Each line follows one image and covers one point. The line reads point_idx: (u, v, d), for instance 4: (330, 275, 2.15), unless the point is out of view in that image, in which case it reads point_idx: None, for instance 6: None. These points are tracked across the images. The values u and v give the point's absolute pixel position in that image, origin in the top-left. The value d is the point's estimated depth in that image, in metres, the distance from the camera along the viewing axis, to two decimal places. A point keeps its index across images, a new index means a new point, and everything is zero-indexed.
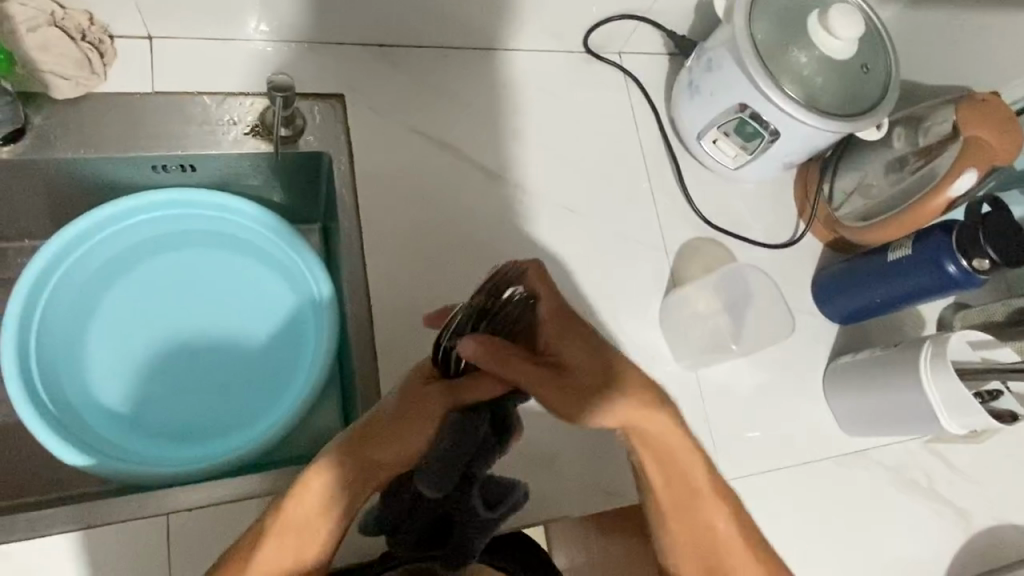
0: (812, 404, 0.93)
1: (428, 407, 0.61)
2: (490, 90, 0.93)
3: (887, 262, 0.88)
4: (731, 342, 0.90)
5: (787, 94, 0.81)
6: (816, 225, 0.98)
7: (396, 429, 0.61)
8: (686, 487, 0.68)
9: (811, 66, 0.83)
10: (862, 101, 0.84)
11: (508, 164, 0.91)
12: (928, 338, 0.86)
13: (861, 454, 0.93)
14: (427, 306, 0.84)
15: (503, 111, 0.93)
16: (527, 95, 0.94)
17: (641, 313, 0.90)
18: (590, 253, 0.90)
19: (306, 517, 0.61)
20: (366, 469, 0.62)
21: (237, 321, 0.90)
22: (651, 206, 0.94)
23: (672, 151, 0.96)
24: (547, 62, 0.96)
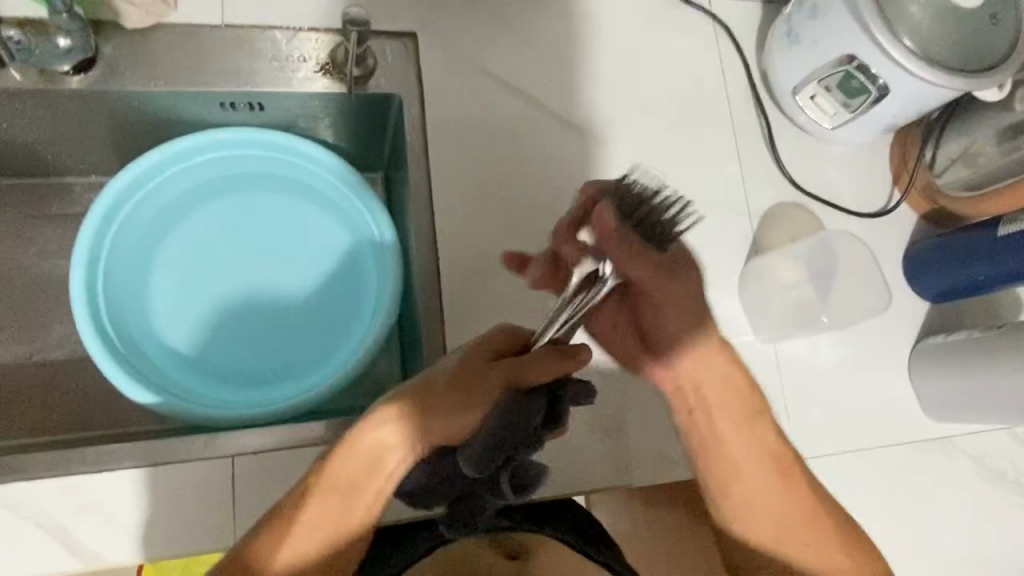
0: (895, 384, 0.87)
1: (488, 381, 0.57)
2: (570, 34, 0.88)
3: (998, 237, 0.80)
4: (821, 314, 0.85)
5: (903, 44, 0.73)
6: (912, 194, 0.91)
7: (453, 397, 0.57)
8: (750, 457, 0.63)
9: (935, 13, 0.74)
10: (989, 56, 0.75)
11: (584, 114, 0.86)
12: None
13: (945, 440, 0.87)
14: (496, 259, 0.81)
15: (582, 57, 0.87)
16: (609, 39, 0.88)
17: (719, 279, 0.85)
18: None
19: (354, 473, 0.59)
20: (417, 429, 0.58)
21: (299, 268, 0.88)
22: (735, 165, 0.89)
23: (760, 108, 0.90)
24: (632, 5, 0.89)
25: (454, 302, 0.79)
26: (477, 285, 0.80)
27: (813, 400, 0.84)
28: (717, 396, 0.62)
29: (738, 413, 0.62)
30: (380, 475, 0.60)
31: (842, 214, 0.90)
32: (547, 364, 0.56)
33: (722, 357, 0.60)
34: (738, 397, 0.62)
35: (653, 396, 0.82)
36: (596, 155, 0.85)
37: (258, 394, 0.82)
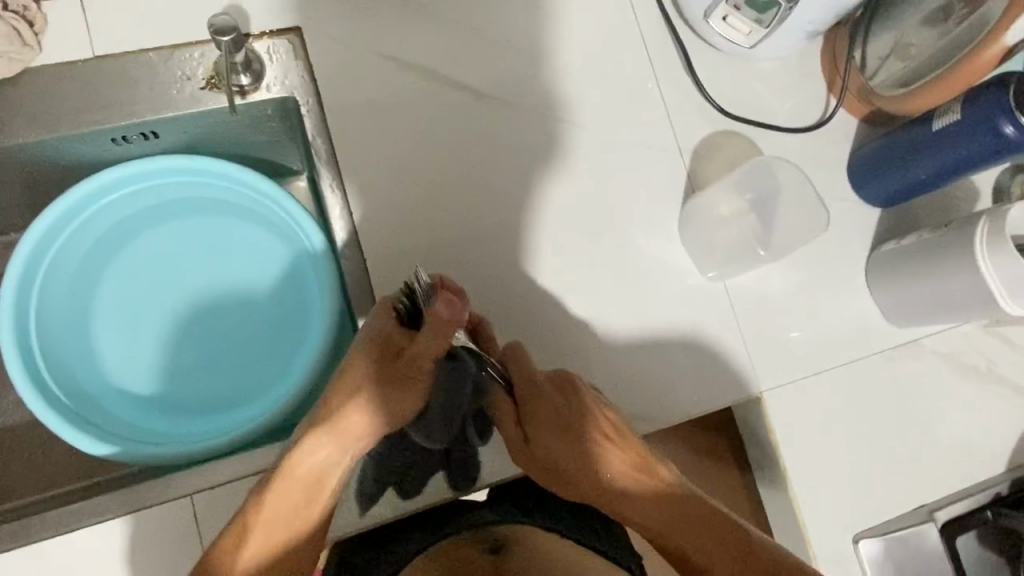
0: (854, 299, 0.86)
1: (411, 371, 0.65)
2: None
3: (931, 133, 0.76)
4: (759, 248, 0.82)
5: None
6: (848, 100, 0.87)
7: (389, 382, 0.66)
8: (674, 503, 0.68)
9: None
10: None
11: (493, 80, 0.83)
12: (985, 213, 0.75)
13: (911, 345, 0.86)
14: (427, 249, 0.79)
15: (481, 19, 0.83)
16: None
17: (658, 226, 0.83)
18: (598, 167, 0.83)
19: (298, 496, 0.65)
20: (347, 436, 0.66)
21: (260, 306, 0.87)
22: (659, 103, 0.85)
23: (677, 39, 0.86)
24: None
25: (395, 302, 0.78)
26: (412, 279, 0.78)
27: (771, 331, 0.83)
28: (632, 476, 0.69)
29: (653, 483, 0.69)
30: (322, 495, 0.67)
31: (777, 133, 0.87)
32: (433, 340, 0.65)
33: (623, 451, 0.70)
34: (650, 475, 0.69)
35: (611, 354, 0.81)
36: (513, 121, 0.82)
37: (220, 421, 0.82)
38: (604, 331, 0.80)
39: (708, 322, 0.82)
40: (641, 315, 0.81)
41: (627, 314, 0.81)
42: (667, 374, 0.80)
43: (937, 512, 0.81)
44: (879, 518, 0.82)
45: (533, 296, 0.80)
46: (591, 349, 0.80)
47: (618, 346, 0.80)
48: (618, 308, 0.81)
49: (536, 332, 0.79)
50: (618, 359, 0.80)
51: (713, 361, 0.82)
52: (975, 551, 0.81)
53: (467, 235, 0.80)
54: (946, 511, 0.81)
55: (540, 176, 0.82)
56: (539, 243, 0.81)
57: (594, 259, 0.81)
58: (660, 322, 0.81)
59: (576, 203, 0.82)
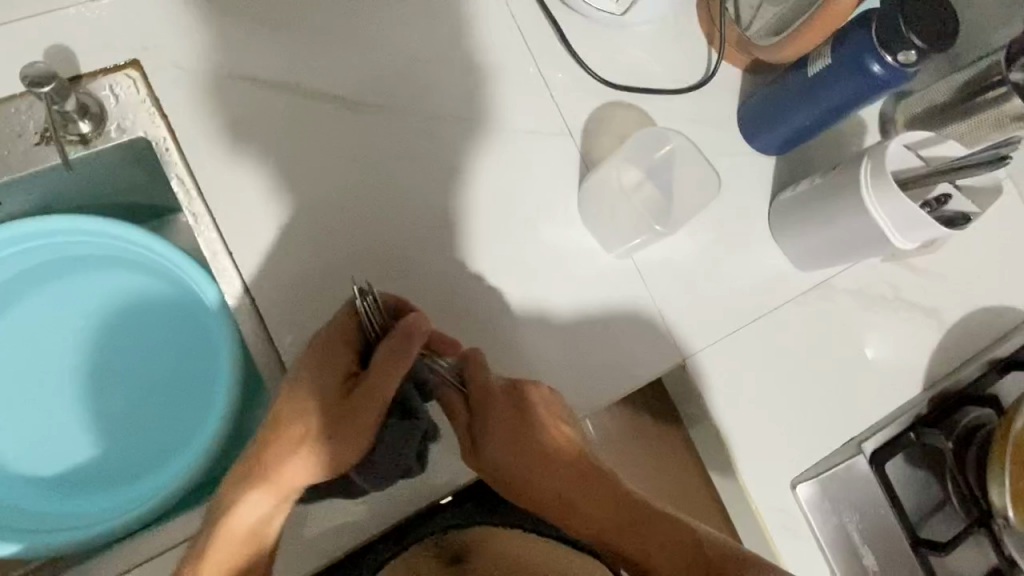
0: (762, 251, 0.86)
1: (361, 417, 0.61)
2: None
3: (808, 78, 0.75)
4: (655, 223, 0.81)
5: None
6: (729, 50, 0.86)
7: (336, 430, 0.61)
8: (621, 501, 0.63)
9: None
10: None
11: (365, 86, 0.78)
12: (864, 153, 0.74)
13: (822, 286, 0.88)
14: (326, 279, 0.74)
15: (342, 21, 0.78)
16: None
17: (558, 211, 0.82)
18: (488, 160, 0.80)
19: (240, 558, 0.62)
20: (282, 488, 0.61)
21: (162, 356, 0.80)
22: (542, 83, 0.83)
23: (548, 13, 0.83)
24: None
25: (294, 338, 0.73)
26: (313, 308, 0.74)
27: (686, 297, 0.83)
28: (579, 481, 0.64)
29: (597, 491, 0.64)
30: (263, 549, 0.63)
31: (663, 97, 0.86)
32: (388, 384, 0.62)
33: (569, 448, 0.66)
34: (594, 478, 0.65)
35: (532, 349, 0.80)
36: (393, 125, 0.78)
37: (136, 489, 0.78)
38: (521, 328, 0.79)
39: (623, 300, 0.82)
40: (555, 305, 0.80)
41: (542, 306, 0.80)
42: (590, 360, 0.80)
43: (864, 443, 0.84)
44: (813, 460, 0.84)
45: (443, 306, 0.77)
46: (511, 347, 0.78)
47: (537, 340, 0.79)
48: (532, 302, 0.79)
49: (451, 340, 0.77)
50: (539, 353, 0.79)
51: (634, 338, 0.81)
52: (906, 471, 0.85)
53: (365, 251, 0.76)
54: (873, 442, 0.84)
55: (432, 178, 0.79)
56: (440, 248, 0.78)
57: (500, 256, 0.79)
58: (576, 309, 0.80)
59: (472, 201, 0.79)
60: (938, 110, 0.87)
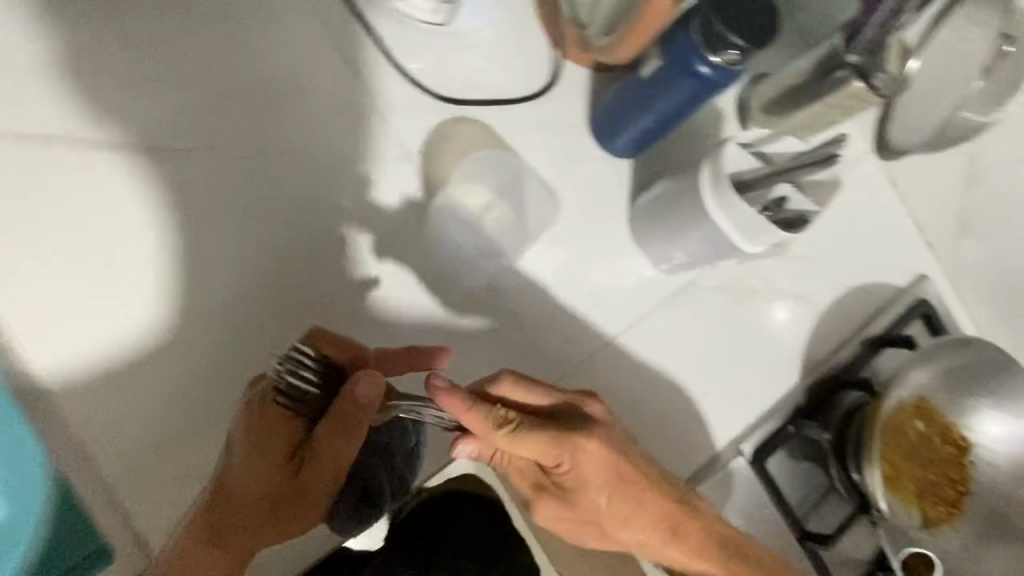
0: (625, 257, 0.83)
1: (315, 488, 0.60)
2: (117, 40, 0.74)
3: (646, 81, 0.71)
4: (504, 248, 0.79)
5: None
6: (571, 50, 0.81)
7: (293, 498, 0.60)
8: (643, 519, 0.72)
9: None
10: None
11: (171, 128, 0.74)
12: (705, 158, 0.69)
13: (691, 287, 0.85)
14: (150, 336, 0.71)
15: (142, 62, 0.75)
16: (169, 33, 0.76)
17: (400, 239, 0.77)
18: (322, 198, 0.77)
19: None
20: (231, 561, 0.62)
21: None
22: (370, 106, 0.78)
23: (369, 31, 0.79)
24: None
25: (109, 425, 0.69)
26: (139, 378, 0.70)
27: (550, 316, 0.80)
28: (612, 486, 0.70)
29: (628, 503, 0.71)
30: None
31: (506, 107, 0.81)
32: (330, 450, 0.58)
33: (603, 459, 0.68)
34: (631, 477, 0.70)
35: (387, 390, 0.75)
36: (209, 165, 0.75)
37: None
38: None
39: (483, 328, 0.78)
40: (411, 343, 0.76)
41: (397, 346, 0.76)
42: None
43: (742, 444, 0.83)
44: (698, 467, 0.82)
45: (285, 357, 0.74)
46: None
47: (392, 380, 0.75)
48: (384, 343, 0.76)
49: None
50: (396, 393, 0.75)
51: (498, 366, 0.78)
52: (788, 466, 0.84)
53: (195, 307, 0.73)
54: (752, 442, 0.83)
55: (260, 224, 0.75)
56: (275, 292, 0.74)
57: (342, 296, 0.76)
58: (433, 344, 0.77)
59: (307, 243, 0.76)
60: (795, 91, 0.81)
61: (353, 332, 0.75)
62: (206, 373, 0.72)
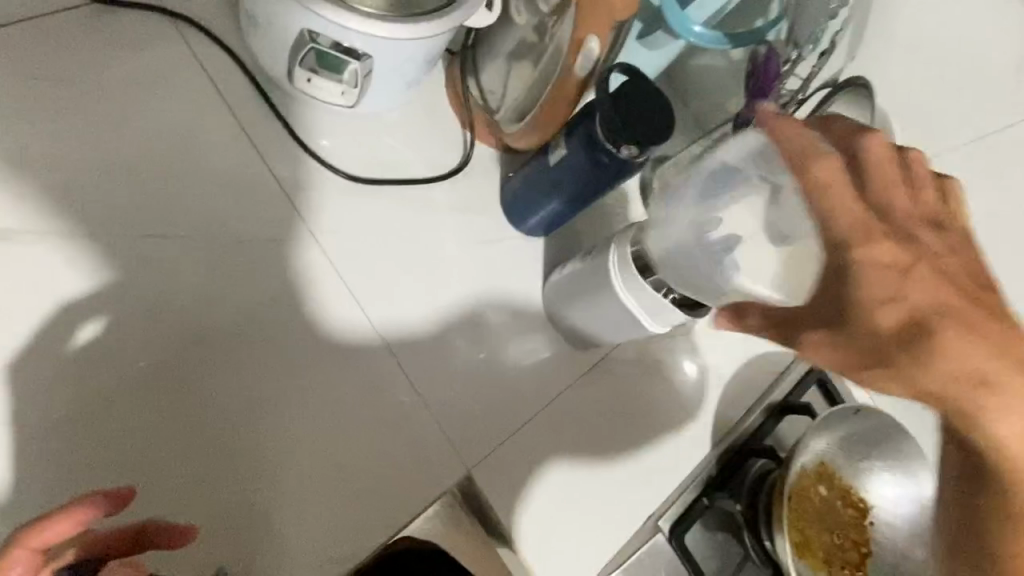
0: (536, 334, 0.84)
1: None
2: None
3: (553, 167, 0.74)
4: (385, 339, 0.77)
5: (359, 12, 0.62)
6: (481, 132, 0.83)
7: None
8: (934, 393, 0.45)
9: None
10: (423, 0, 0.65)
11: (50, 201, 0.68)
12: (614, 239, 0.75)
13: (604, 363, 0.87)
14: (20, 436, 0.63)
15: (17, 129, 0.69)
16: (35, 106, 0.70)
17: (306, 319, 0.75)
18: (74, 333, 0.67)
19: None
20: None
21: None
22: (273, 183, 0.77)
23: (276, 109, 0.78)
24: (54, 55, 0.72)
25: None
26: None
27: (459, 401, 0.79)
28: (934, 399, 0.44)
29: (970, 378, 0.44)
30: None
31: (415, 189, 0.81)
32: None
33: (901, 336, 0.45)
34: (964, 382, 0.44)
35: (286, 482, 0.70)
36: (89, 244, 0.69)
37: None
38: (246, 483, 0.69)
39: (396, 409, 0.76)
40: (324, 428, 0.73)
41: (274, 451, 0.71)
42: (360, 483, 0.73)
43: (660, 520, 0.83)
44: (614, 550, 0.81)
45: (165, 459, 0.67)
46: (268, 480, 0.70)
47: (302, 468, 0.71)
48: (255, 453, 0.70)
49: (195, 485, 0.67)
50: (302, 483, 0.71)
51: (394, 460, 0.75)
52: (705, 540, 0.84)
53: (72, 407, 0.65)
54: (668, 517, 0.84)
55: (77, 350, 0.66)
56: (167, 382, 0.68)
57: (215, 398, 0.70)
58: (312, 451, 0.72)
59: (186, 334, 0.70)
60: None
61: (232, 435, 0.70)
62: (61, 486, 0.63)
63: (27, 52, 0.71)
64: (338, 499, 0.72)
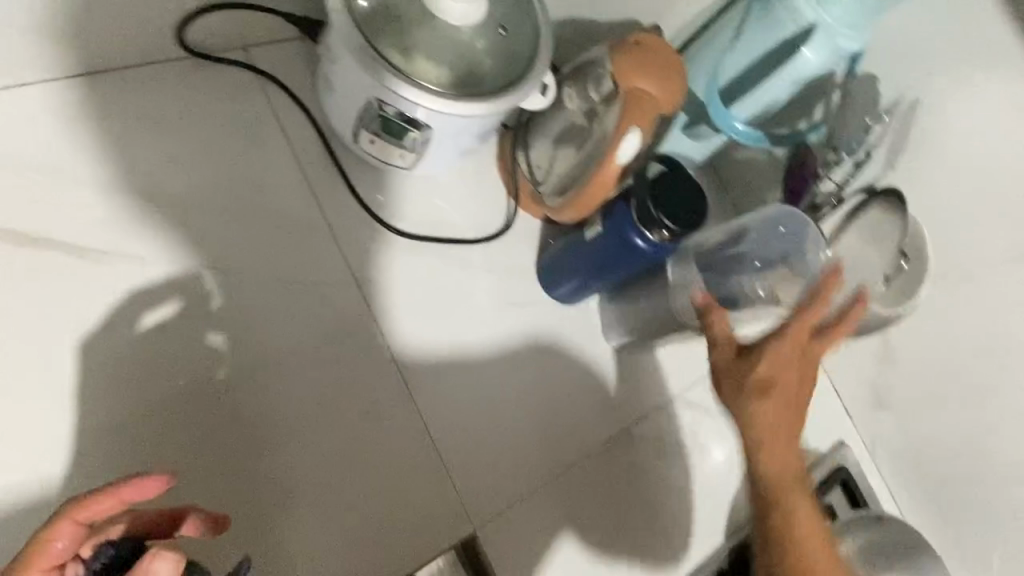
0: (558, 399, 0.85)
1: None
2: (84, 135, 0.75)
3: (587, 242, 0.78)
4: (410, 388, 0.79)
5: (425, 89, 0.68)
6: (523, 202, 0.88)
7: None
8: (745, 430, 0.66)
9: (437, 55, 0.70)
10: (483, 83, 0.71)
11: (122, 224, 0.74)
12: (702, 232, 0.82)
13: (624, 437, 0.86)
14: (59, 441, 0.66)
15: (103, 157, 0.75)
16: (122, 137, 0.76)
17: (338, 359, 0.78)
18: (146, 318, 0.72)
19: None
20: None
21: None
22: (325, 228, 0.82)
23: (338, 162, 0.84)
24: (147, 88, 0.78)
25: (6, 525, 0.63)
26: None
27: (475, 461, 0.79)
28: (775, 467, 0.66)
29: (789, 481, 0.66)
30: None
31: (453, 247, 0.85)
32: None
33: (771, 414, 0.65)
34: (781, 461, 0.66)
35: (299, 517, 0.72)
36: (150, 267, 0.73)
37: None
38: (249, 514, 0.71)
39: (412, 457, 0.77)
40: (342, 468, 0.75)
41: (293, 485, 0.73)
42: (370, 526, 0.74)
43: None
44: None
45: (191, 479, 0.70)
46: (283, 512, 0.72)
47: (317, 504, 0.73)
48: (261, 488, 0.72)
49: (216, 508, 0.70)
50: (316, 518, 0.72)
51: (407, 508, 0.76)
52: None
53: (112, 418, 0.69)
54: None
55: (145, 333, 0.72)
56: (201, 406, 0.72)
57: (246, 424, 0.73)
58: (329, 488, 0.74)
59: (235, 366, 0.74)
60: None
61: (255, 464, 0.72)
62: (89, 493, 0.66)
63: (124, 82, 0.78)
64: (349, 539, 0.73)
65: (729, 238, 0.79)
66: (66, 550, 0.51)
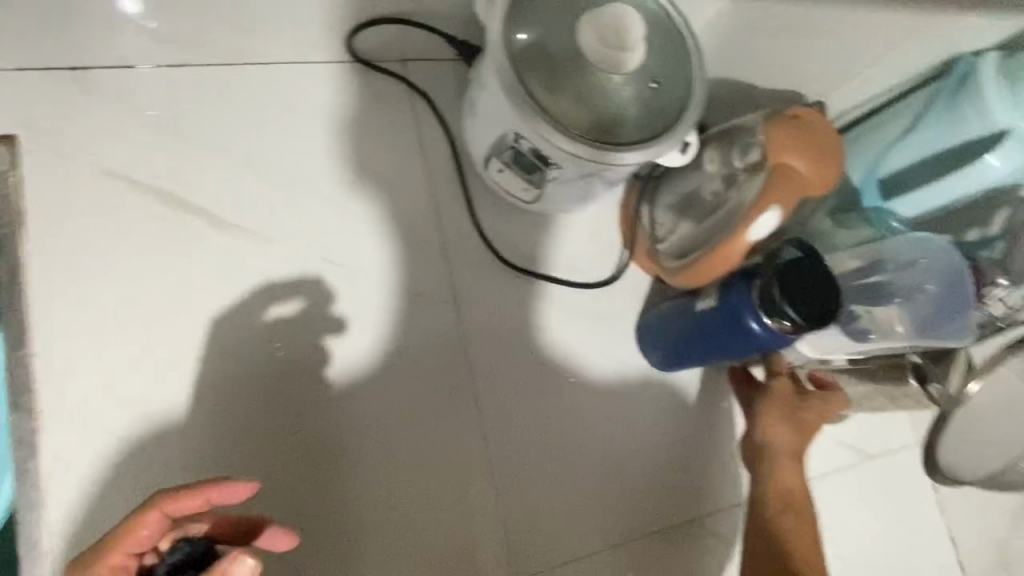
0: (632, 465, 0.82)
1: None
2: (246, 118, 0.80)
3: (697, 312, 0.73)
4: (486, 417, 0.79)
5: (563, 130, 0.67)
6: (638, 255, 0.85)
7: None
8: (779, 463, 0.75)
9: (585, 98, 0.69)
10: (625, 133, 0.69)
11: (261, 205, 0.78)
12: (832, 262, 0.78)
13: (691, 520, 0.82)
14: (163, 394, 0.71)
15: (259, 141, 0.80)
16: (278, 125, 0.81)
17: (425, 373, 0.79)
18: (271, 309, 0.76)
19: None
20: None
21: None
22: (440, 243, 0.83)
23: (464, 181, 0.85)
24: (308, 83, 0.83)
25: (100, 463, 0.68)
26: (98, 427, 0.68)
27: (536, 505, 0.78)
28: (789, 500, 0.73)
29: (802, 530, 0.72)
30: None
31: (558, 287, 0.84)
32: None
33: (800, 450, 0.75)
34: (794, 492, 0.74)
35: (359, 517, 0.73)
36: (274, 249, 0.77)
37: None
38: (314, 502, 0.73)
39: (474, 487, 0.77)
40: (407, 479, 0.76)
41: (359, 485, 0.74)
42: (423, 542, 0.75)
43: None
44: None
45: (266, 457, 0.72)
46: (345, 509, 0.73)
47: (379, 508, 0.74)
48: (326, 506, 0.73)
49: (284, 490, 0.72)
50: (376, 522, 0.74)
51: (464, 533, 0.76)
52: None
53: (211, 383, 0.73)
54: None
55: (270, 321, 0.75)
56: (290, 389, 0.75)
57: (326, 416, 0.75)
58: (394, 496, 0.75)
59: (309, 383, 0.75)
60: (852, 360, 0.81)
61: (327, 456, 0.74)
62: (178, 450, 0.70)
63: (288, 77, 0.83)
64: (403, 548, 0.74)
65: (866, 267, 0.75)
66: (149, 539, 0.54)
